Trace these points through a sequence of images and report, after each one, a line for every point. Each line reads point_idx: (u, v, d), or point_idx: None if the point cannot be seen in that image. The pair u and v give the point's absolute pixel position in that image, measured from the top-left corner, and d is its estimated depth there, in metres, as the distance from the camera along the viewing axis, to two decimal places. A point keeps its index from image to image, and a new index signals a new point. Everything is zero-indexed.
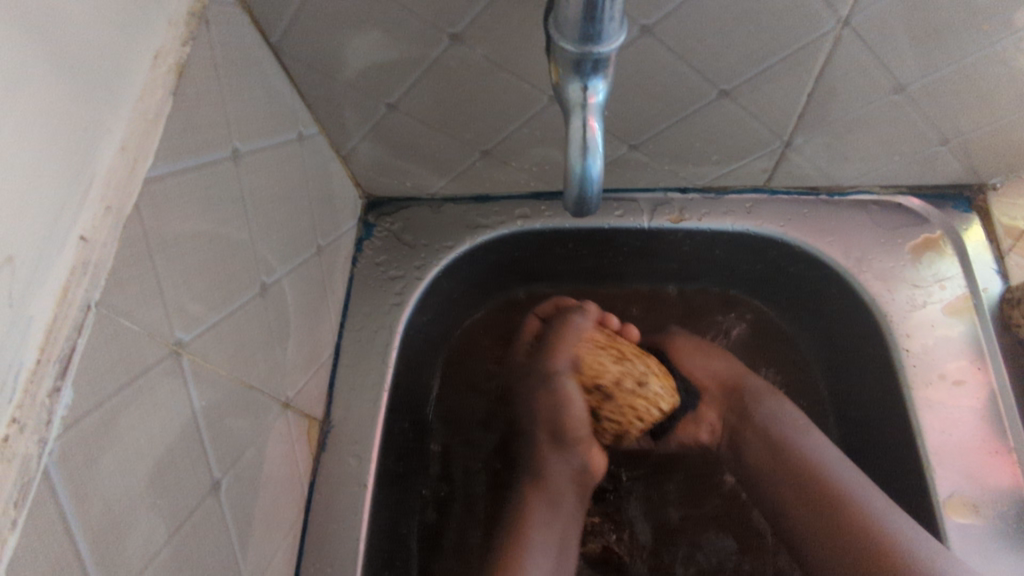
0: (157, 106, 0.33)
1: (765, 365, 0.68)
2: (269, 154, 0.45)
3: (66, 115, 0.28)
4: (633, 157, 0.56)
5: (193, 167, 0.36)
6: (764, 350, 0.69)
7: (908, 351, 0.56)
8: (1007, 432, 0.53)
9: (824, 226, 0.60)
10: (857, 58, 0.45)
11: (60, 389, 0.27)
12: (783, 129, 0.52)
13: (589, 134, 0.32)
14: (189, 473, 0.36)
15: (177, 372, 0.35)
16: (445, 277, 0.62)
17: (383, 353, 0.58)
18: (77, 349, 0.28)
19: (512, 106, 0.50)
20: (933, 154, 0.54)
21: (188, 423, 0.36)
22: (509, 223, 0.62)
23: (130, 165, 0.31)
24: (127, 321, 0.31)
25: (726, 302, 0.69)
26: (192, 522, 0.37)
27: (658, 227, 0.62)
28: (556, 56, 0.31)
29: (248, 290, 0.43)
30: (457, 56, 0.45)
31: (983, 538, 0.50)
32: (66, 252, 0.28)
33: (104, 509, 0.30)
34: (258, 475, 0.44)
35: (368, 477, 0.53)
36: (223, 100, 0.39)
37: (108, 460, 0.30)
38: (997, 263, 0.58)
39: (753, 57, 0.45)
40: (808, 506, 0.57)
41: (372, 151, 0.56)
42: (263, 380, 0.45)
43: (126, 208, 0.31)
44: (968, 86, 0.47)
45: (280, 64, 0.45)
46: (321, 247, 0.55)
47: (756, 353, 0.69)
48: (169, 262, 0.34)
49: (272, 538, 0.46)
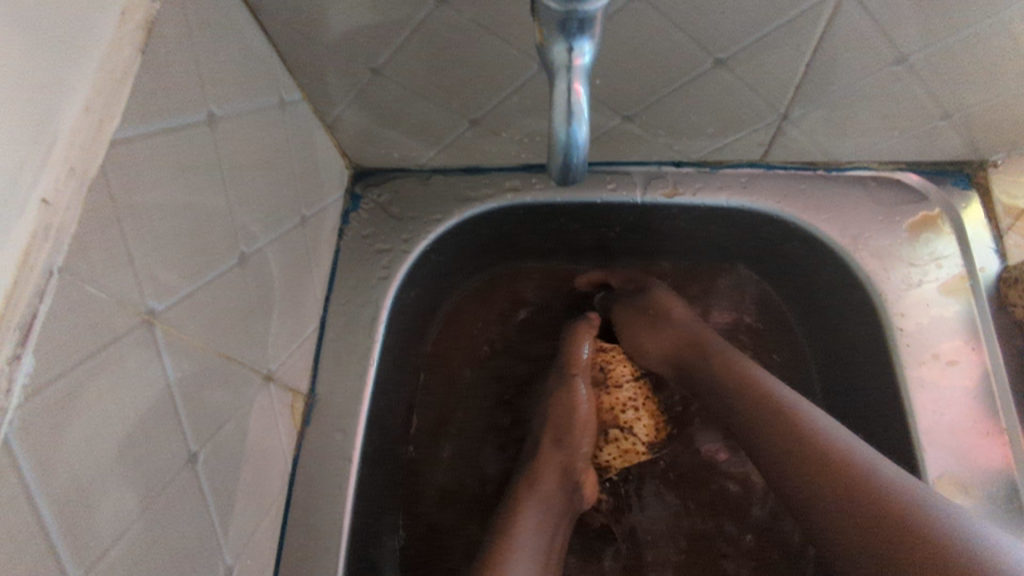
0: (124, 65, 0.31)
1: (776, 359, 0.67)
2: (247, 119, 0.43)
3: (27, 69, 0.26)
4: (627, 129, 0.55)
5: (163, 132, 0.35)
6: (774, 348, 0.67)
7: (903, 330, 0.55)
8: (999, 414, 0.52)
9: (821, 202, 0.59)
10: (858, 26, 0.43)
11: (20, 355, 0.26)
12: (780, 101, 0.50)
13: (574, 98, 0.31)
14: (164, 444, 0.36)
15: (149, 342, 0.34)
16: (433, 251, 0.61)
17: (369, 327, 0.57)
18: (39, 316, 0.27)
19: (501, 75, 0.48)
20: (932, 129, 0.53)
21: (161, 394, 0.35)
22: (499, 196, 0.61)
23: (94, 126, 0.30)
24: (94, 288, 0.30)
25: (741, 294, 0.68)
26: (167, 494, 0.36)
27: (651, 202, 0.60)
28: (540, 14, 0.30)
29: (226, 259, 0.41)
30: (443, 19, 0.43)
31: (974, 519, 0.49)
32: (27, 215, 0.27)
33: (71, 480, 0.29)
34: (238, 447, 0.44)
35: (353, 452, 0.53)
36: (197, 60, 0.37)
37: (76, 430, 0.29)
38: (996, 243, 0.57)
39: (750, 24, 0.43)
40: (812, 478, 0.47)
41: (357, 120, 0.54)
42: (244, 352, 0.44)
43: (91, 171, 0.30)
44: (971, 58, 0.45)
45: (259, 27, 0.43)
46: (306, 218, 0.53)
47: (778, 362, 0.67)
48: (139, 229, 0.33)
49: (254, 512, 0.46)
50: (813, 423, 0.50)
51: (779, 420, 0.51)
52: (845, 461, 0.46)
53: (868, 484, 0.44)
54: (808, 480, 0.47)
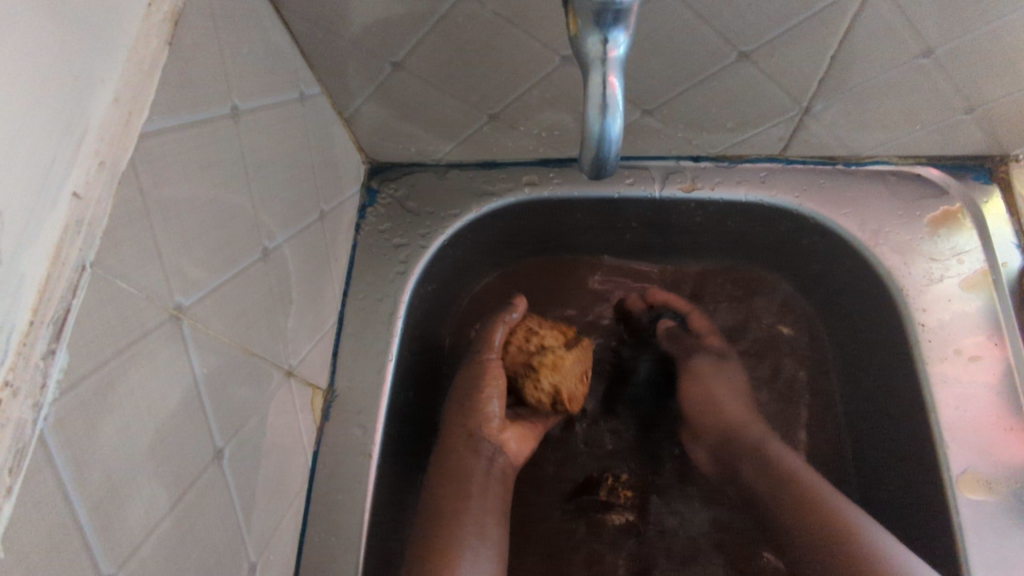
0: (152, 58, 0.31)
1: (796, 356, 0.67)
2: (269, 114, 0.43)
3: (57, 61, 0.26)
4: (646, 123, 0.55)
5: (189, 125, 0.34)
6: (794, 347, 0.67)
7: (924, 326, 0.54)
8: (1023, 410, 0.52)
9: (841, 197, 0.58)
10: (886, 19, 0.43)
11: (54, 351, 0.26)
12: (803, 94, 0.50)
13: (609, 91, 0.30)
14: (192, 440, 0.35)
15: (177, 337, 0.34)
16: (449, 246, 0.61)
17: (387, 322, 0.56)
18: (72, 311, 0.27)
19: (522, 68, 0.48)
20: (956, 123, 0.53)
21: (189, 390, 0.35)
22: (516, 191, 0.60)
23: (124, 119, 0.30)
24: (124, 283, 0.30)
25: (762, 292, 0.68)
26: (195, 490, 0.36)
27: (669, 197, 0.60)
28: (576, 5, 0.29)
29: (249, 255, 0.41)
30: (466, 11, 0.43)
31: (994, 513, 0.50)
32: (59, 209, 0.26)
33: (103, 476, 0.29)
34: (261, 443, 0.43)
35: (372, 447, 0.53)
36: (222, 54, 0.37)
37: (108, 426, 0.29)
38: (1017, 237, 0.57)
39: (776, 16, 0.43)
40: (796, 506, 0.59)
41: (375, 114, 0.54)
42: (266, 348, 0.44)
43: (120, 165, 0.29)
44: (999, 51, 0.45)
45: (280, 20, 0.43)
46: (324, 213, 0.53)
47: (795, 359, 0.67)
48: (167, 223, 0.33)
49: (275, 507, 0.46)
50: (836, 503, 0.57)
51: (806, 500, 0.58)
52: (874, 548, 0.52)
53: (853, 553, 0.53)
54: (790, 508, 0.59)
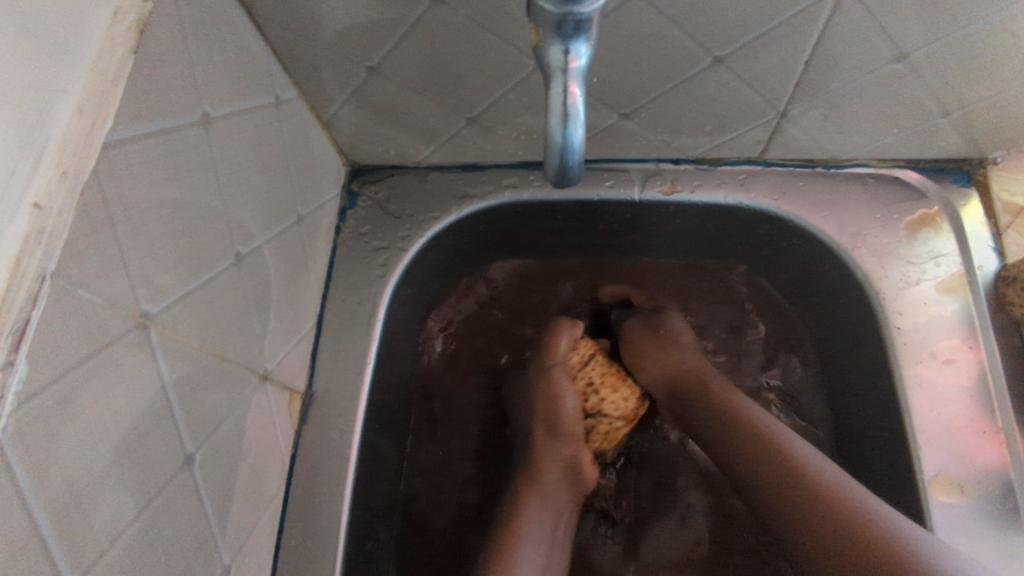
0: (116, 66, 0.31)
1: (775, 360, 0.67)
2: (242, 118, 0.43)
3: (16, 73, 0.26)
4: (625, 126, 0.55)
5: (157, 132, 0.34)
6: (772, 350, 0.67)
7: (900, 329, 0.55)
8: (997, 413, 0.52)
9: (819, 200, 0.58)
10: (858, 25, 0.43)
11: (13, 362, 0.26)
12: (779, 99, 0.50)
13: (570, 101, 0.30)
14: (161, 447, 0.36)
15: (144, 345, 0.34)
16: (429, 249, 0.61)
17: (366, 325, 0.57)
18: (32, 322, 0.27)
19: (498, 72, 0.48)
20: (933, 126, 0.53)
21: (157, 397, 0.35)
22: (496, 193, 0.60)
23: (87, 128, 0.30)
24: (86, 292, 0.30)
25: (743, 295, 0.68)
26: (163, 496, 0.36)
27: (649, 199, 0.60)
28: (536, 16, 0.29)
29: (221, 260, 0.41)
30: (439, 17, 0.43)
31: (968, 516, 0.50)
32: (18, 221, 0.26)
33: (66, 485, 0.29)
34: (235, 447, 0.44)
35: (350, 450, 0.53)
36: (191, 61, 0.37)
37: (70, 435, 0.29)
38: (994, 241, 0.57)
39: (749, 21, 0.43)
40: (783, 481, 0.50)
41: (354, 118, 0.54)
42: (240, 352, 0.44)
43: (82, 175, 0.29)
44: (973, 57, 0.45)
45: (254, 25, 0.43)
46: (302, 216, 0.53)
47: (776, 364, 0.67)
48: (134, 231, 0.33)
49: (251, 511, 0.46)
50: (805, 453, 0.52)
51: (767, 451, 0.52)
52: (871, 516, 0.46)
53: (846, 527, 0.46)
54: (769, 473, 0.51)
